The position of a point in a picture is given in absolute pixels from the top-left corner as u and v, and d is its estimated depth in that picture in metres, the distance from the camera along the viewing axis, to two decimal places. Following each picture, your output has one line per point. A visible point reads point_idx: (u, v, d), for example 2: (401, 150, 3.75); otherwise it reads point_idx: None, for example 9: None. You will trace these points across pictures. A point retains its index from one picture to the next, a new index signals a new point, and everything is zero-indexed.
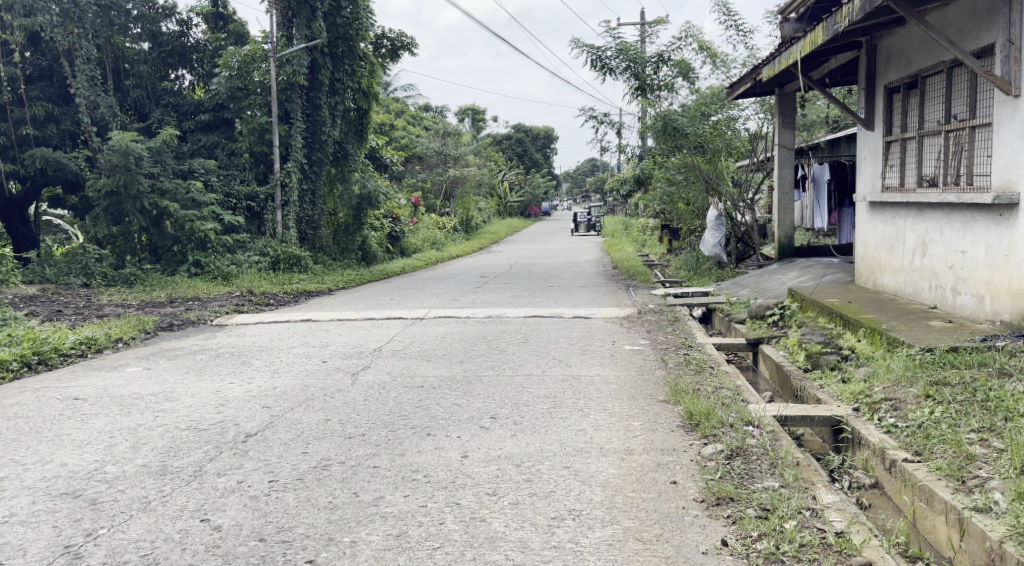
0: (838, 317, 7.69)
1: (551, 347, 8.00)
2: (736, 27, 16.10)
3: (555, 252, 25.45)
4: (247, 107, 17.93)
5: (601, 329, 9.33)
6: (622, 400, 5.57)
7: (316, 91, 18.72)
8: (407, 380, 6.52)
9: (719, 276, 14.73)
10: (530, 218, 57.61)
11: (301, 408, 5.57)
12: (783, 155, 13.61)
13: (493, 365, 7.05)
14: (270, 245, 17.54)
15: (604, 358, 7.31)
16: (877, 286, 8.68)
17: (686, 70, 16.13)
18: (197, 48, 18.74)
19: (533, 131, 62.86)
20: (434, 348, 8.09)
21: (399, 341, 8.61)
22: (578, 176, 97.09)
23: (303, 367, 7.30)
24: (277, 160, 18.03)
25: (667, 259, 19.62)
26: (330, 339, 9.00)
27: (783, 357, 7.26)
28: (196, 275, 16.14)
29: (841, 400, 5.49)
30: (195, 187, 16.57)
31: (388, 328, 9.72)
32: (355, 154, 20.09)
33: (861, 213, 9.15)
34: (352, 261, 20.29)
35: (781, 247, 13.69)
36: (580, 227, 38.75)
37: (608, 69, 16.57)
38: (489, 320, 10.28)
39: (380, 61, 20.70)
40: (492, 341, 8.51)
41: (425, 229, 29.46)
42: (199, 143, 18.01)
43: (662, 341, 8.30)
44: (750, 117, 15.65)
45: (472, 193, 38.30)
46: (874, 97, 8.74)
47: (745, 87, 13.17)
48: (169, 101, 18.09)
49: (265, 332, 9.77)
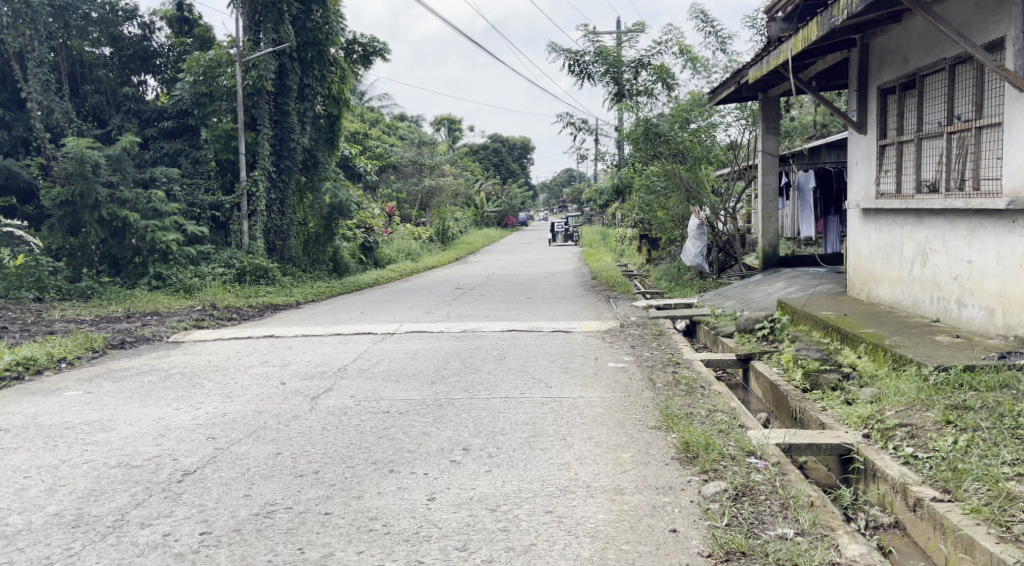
0: (834, 331, 7.21)
1: (529, 365, 7.45)
2: (716, 32, 15.75)
3: (533, 262, 24.92)
4: (212, 114, 17.33)
5: (582, 345, 8.80)
6: (609, 427, 5.04)
7: (285, 97, 18.16)
8: (372, 405, 5.95)
9: (701, 287, 14.27)
10: (508, 229, 57.06)
11: (251, 439, 4.98)
12: (767, 161, 13.21)
13: (466, 386, 6.49)
14: (235, 257, 16.90)
15: (586, 377, 6.77)
16: (871, 297, 8.24)
17: (666, 75, 15.73)
18: (161, 53, 18.10)
19: (509, 141, 62.43)
20: (404, 367, 7.52)
21: (366, 359, 8.03)
22: (555, 186, 96.83)
23: (258, 389, 6.70)
24: (244, 168, 17.38)
25: (647, 269, 19.17)
26: (292, 357, 8.39)
27: (778, 376, 6.76)
28: (157, 288, 15.46)
29: (849, 426, 4.99)
30: (156, 196, 15.91)
31: (356, 345, 9.12)
32: (326, 162, 19.49)
33: (853, 221, 8.72)
34: (323, 272, 19.61)
35: (766, 256, 13.26)
36: (558, 237, 38.33)
37: (585, 75, 16.12)
38: (463, 335, 9.72)
39: (351, 67, 20.10)
40: (466, 358, 7.96)
41: (399, 239, 28.85)
42: (160, 151, 17.45)
43: (647, 358, 7.78)
44: (730, 124, 15.29)
45: (448, 203, 37.76)
46: (866, 99, 8.30)
47: (727, 91, 12.75)
48: (131, 107, 17.31)
49: (223, 350, 9.15)
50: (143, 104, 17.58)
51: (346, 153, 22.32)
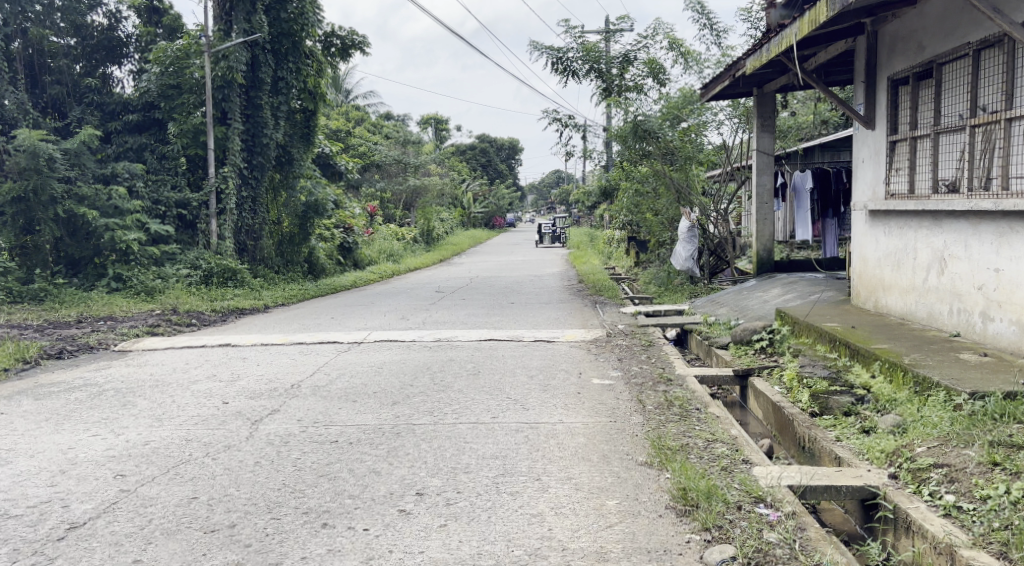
0: (842, 346, 6.49)
1: (504, 382, 6.68)
2: (709, 26, 15.04)
3: (518, 265, 24.11)
4: (179, 107, 16.49)
5: (564, 357, 8.03)
6: (591, 464, 4.30)
7: (257, 91, 17.33)
8: (321, 431, 5.17)
9: (692, 292, 13.56)
10: (495, 230, 56.26)
11: (167, 478, 4.20)
12: (762, 161, 12.48)
13: (431, 409, 5.71)
14: (202, 257, 16.05)
15: (568, 398, 6.00)
16: (879, 307, 7.55)
17: (656, 70, 15.01)
18: (128, 44, 17.20)
19: (497, 141, 61.65)
20: (365, 384, 6.74)
21: (325, 374, 7.25)
22: (543, 187, 96.18)
23: (195, 410, 5.91)
24: (212, 164, 16.55)
25: (635, 273, 18.45)
26: (243, 371, 7.59)
27: (781, 396, 6.04)
28: (117, 290, 14.60)
29: (870, 463, 4.25)
30: (118, 192, 15.07)
31: (316, 357, 8.32)
32: (301, 159, 18.64)
33: (859, 224, 8.01)
34: (298, 274, 18.76)
35: (760, 261, 12.57)
36: (545, 238, 37.62)
37: (570, 73, 15.38)
38: (436, 345, 8.94)
39: (329, 61, 19.28)
40: (436, 373, 7.18)
41: (381, 240, 28.01)
42: (125, 146, 16.39)
43: (637, 374, 7.03)
44: (723, 122, 14.58)
45: (434, 203, 36.94)
46: (875, 90, 7.59)
47: (721, 85, 12.06)
48: (94, 99, 16.31)
49: (171, 361, 8.33)
50: (106, 96, 16.59)
51: (325, 150, 21.48)
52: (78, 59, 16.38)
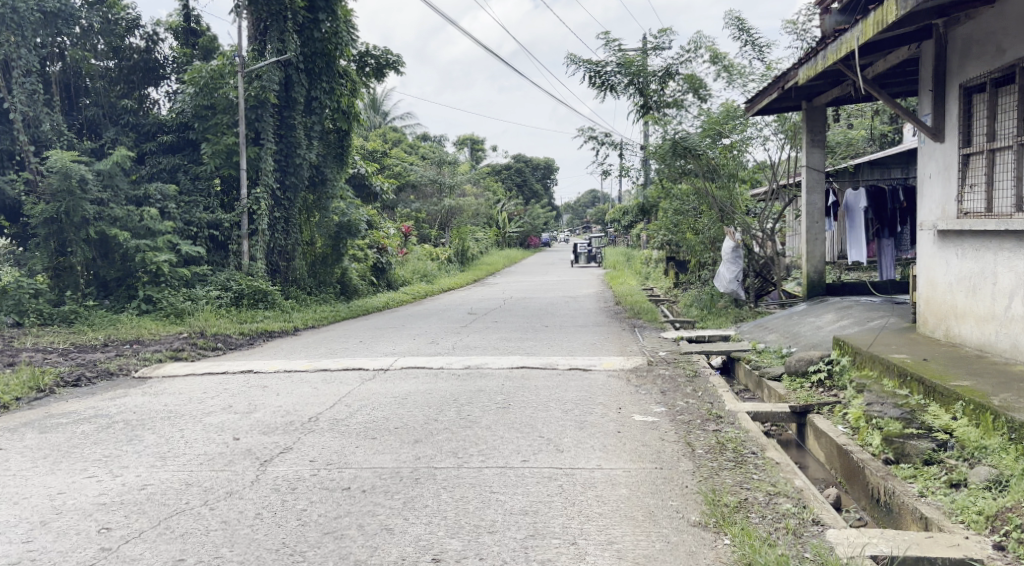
0: (914, 381, 5.87)
1: (537, 418, 6.13)
2: (752, 42, 14.41)
3: (554, 286, 23.56)
4: (213, 128, 16.30)
5: (602, 389, 7.44)
6: (635, 523, 3.77)
7: (290, 111, 17.13)
8: (333, 475, 4.67)
9: (737, 316, 12.91)
10: (531, 250, 55.82)
11: (155, 534, 3.73)
12: (812, 178, 11.86)
13: (456, 450, 5.18)
14: (233, 278, 15.76)
15: (608, 439, 5.43)
16: (950, 336, 6.90)
17: (697, 86, 14.42)
18: (165, 65, 17.07)
19: (533, 161, 61.38)
20: (388, 418, 6.25)
21: (347, 406, 6.78)
22: (579, 207, 95.69)
23: (203, 448, 5.46)
24: (245, 185, 16.32)
25: (675, 294, 17.80)
26: (261, 402, 7.14)
27: (847, 439, 5.43)
28: (147, 312, 14.34)
29: (965, 528, 3.69)
30: (150, 213, 14.85)
31: (339, 386, 7.85)
32: (334, 179, 18.39)
33: (925, 246, 7.38)
34: (330, 295, 18.45)
35: (811, 284, 11.90)
36: (581, 259, 37.10)
37: (608, 87, 14.87)
38: (465, 373, 8.41)
39: (363, 80, 19.06)
40: (464, 406, 6.67)
41: (415, 260, 27.67)
42: (158, 167, 16.22)
43: (683, 409, 6.43)
44: (768, 137, 13.95)
45: (469, 223, 36.63)
46: (945, 99, 7.01)
47: (768, 99, 11.47)
48: (129, 120, 16.14)
49: (189, 388, 7.92)
50: (141, 117, 16.44)
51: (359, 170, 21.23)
52: (116, 81, 16.26)
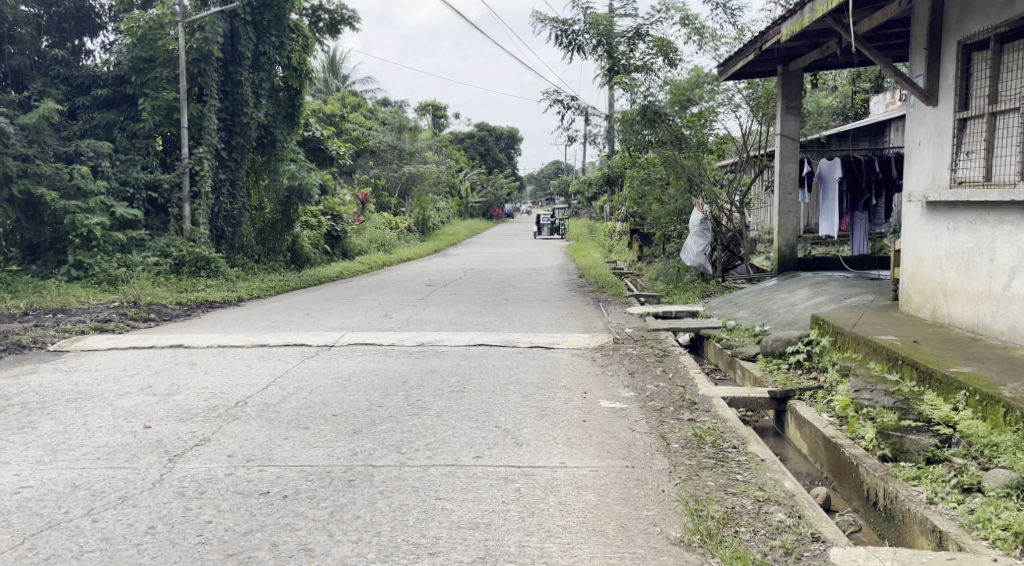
0: (905, 366, 5.35)
1: (493, 404, 5.50)
2: (724, 5, 13.75)
3: (516, 257, 22.89)
4: (152, 82, 15.32)
5: (565, 369, 6.84)
6: (604, 542, 3.20)
7: (236, 66, 16.09)
8: (251, 474, 3.99)
9: (704, 291, 12.40)
10: (493, 220, 55.04)
11: (13, 558, 3.06)
12: (786, 147, 11.33)
13: (398, 444, 4.53)
14: (173, 244, 14.84)
15: (571, 431, 4.82)
16: (937, 316, 6.42)
17: (668, 49, 13.75)
18: (102, 14, 15.94)
19: (497, 129, 60.28)
20: (326, 403, 5.56)
21: (281, 389, 6.08)
22: (542, 178, 94.89)
23: (106, 437, 4.73)
24: (186, 144, 15.32)
25: (639, 267, 17.27)
26: (186, 382, 6.39)
27: (835, 431, 4.89)
28: (77, 278, 13.39)
29: (994, 548, 3.20)
30: (81, 172, 13.83)
31: (276, 364, 7.12)
32: (284, 140, 17.41)
33: (912, 219, 6.84)
34: (280, 264, 17.56)
35: (782, 259, 11.41)
36: (543, 230, 36.46)
37: (575, 48, 14.14)
38: (416, 351, 7.73)
39: (316, 37, 18.05)
40: (413, 389, 6.01)
41: (373, 228, 26.75)
42: (91, 122, 15.01)
43: (653, 395, 5.84)
44: (739, 105, 13.35)
45: (430, 192, 35.72)
46: (940, 58, 6.47)
47: (744, 61, 10.85)
48: (59, 71, 14.96)
49: (108, 365, 7.13)
50: (73, 69, 15.27)
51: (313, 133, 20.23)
52: (47, 30, 15.09)
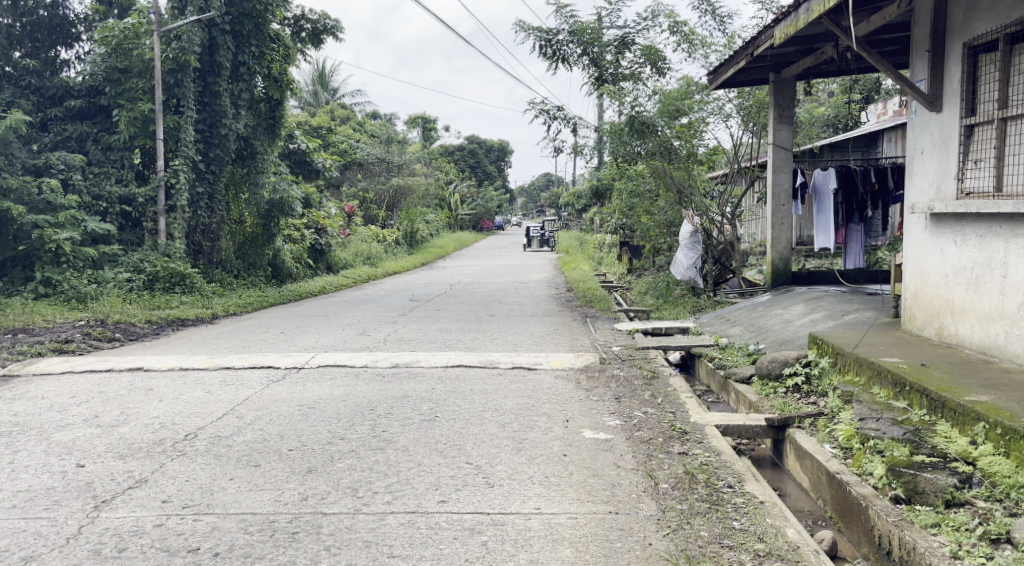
0: (914, 393, 4.91)
1: (466, 437, 5.03)
2: (714, 12, 13.37)
3: (504, 270, 22.44)
4: (127, 92, 14.78)
5: (548, 394, 6.37)
6: None
7: (214, 76, 15.62)
8: (184, 525, 3.54)
9: (696, 306, 11.96)
10: (483, 233, 54.58)
11: None
12: (779, 157, 10.93)
13: (355, 486, 4.06)
14: (147, 259, 14.31)
15: (549, 468, 4.35)
16: (943, 335, 6.00)
17: (656, 58, 13.36)
18: (76, 23, 15.44)
19: (487, 142, 59.87)
20: (284, 435, 5.09)
21: (238, 419, 5.60)
22: (533, 191, 94.65)
23: (29, 480, 4.24)
24: (161, 156, 14.83)
25: (629, 281, 16.83)
26: (137, 411, 5.90)
27: (840, 466, 4.43)
28: (44, 295, 12.86)
29: None
30: (50, 186, 13.33)
31: (238, 390, 6.64)
32: (265, 152, 16.92)
33: (914, 231, 6.43)
34: (259, 278, 17.00)
35: (776, 273, 11.00)
36: (533, 242, 36.07)
37: (560, 58, 13.71)
38: (390, 374, 7.24)
39: (298, 47, 17.63)
40: (380, 418, 5.53)
41: (359, 242, 26.23)
42: (63, 134, 14.53)
43: (642, 423, 5.38)
44: (730, 115, 12.96)
45: (419, 205, 35.26)
46: (944, 61, 6.08)
47: (735, 68, 10.45)
48: (30, 81, 14.45)
49: (57, 392, 6.63)
50: (46, 80, 14.75)
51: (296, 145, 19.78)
52: (19, 41, 14.56)
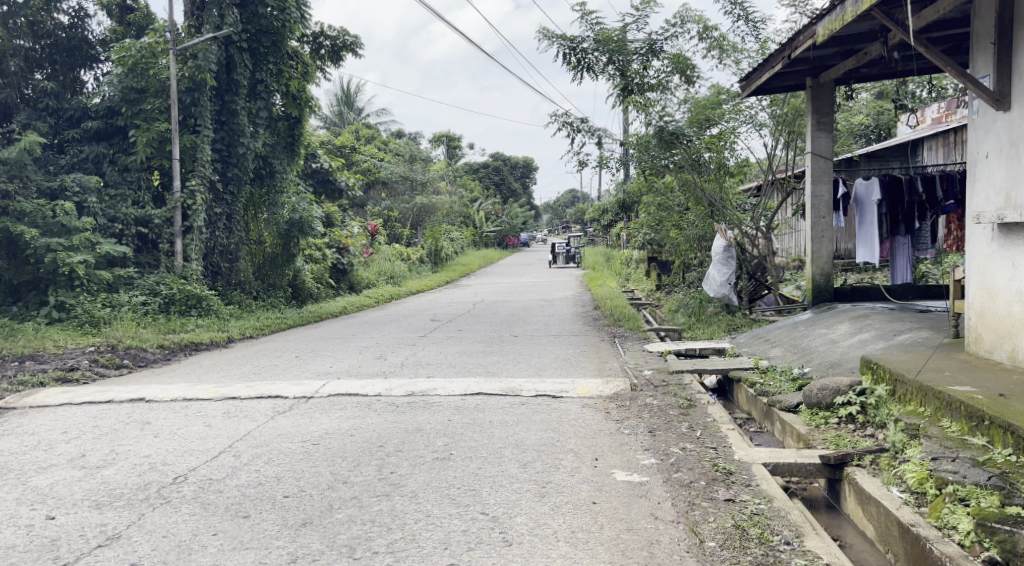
0: (995, 430, 4.35)
1: (484, 479, 4.50)
2: (746, 17, 12.81)
3: (529, 288, 21.88)
4: (144, 112, 14.48)
5: (575, 426, 5.82)
6: None
7: (231, 95, 15.31)
8: None
9: (731, 325, 11.33)
10: (509, 250, 54.12)
11: None
12: (817, 167, 10.30)
13: (353, 544, 3.61)
14: (163, 282, 13.98)
15: (578, 520, 3.83)
16: (1018, 359, 5.38)
17: (685, 66, 12.81)
18: (96, 44, 15.16)
19: (512, 158, 59.48)
20: (282, 478, 4.60)
21: (236, 458, 5.11)
22: (559, 207, 94.15)
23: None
24: (178, 177, 14.49)
25: (658, 298, 16.20)
26: (128, 450, 5.44)
27: (913, 516, 3.89)
28: (57, 320, 12.54)
29: None
30: (65, 208, 13.00)
31: (240, 424, 6.16)
32: (284, 171, 16.59)
33: (979, 245, 5.80)
34: (279, 299, 16.58)
35: (816, 289, 10.35)
36: (559, 259, 35.49)
37: (585, 67, 13.19)
38: (405, 404, 6.70)
39: (318, 64, 17.29)
40: (389, 456, 5.02)
41: (383, 260, 25.83)
42: (79, 156, 14.27)
43: (681, 462, 4.81)
44: (763, 124, 12.36)
45: (443, 222, 34.88)
46: (1012, 55, 5.52)
47: (770, 73, 9.87)
48: (48, 104, 14.19)
49: (48, 427, 6.20)
50: (63, 101, 14.51)
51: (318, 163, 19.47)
52: (38, 63, 14.33)
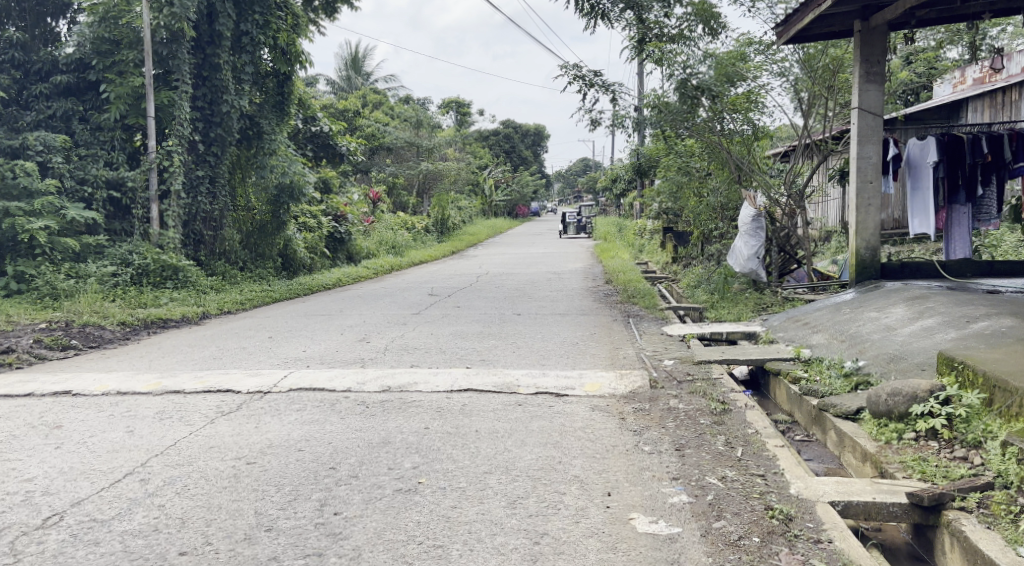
0: None
1: (456, 528, 3.33)
2: None
3: (538, 260, 20.58)
4: (116, 65, 13.01)
5: (581, 439, 4.63)
6: None
7: (214, 47, 13.90)
8: None
9: (761, 303, 10.08)
10: (518, 219, 52.73)
11: None
12: (866, 124, 8.87)
13: None
14: (136, 251, 12.76)
15: None
16: None
17: (711, 14, 11.41)
18: None
19: (524, 125, 57.70)
20: (187, 523, 3.41)
21: (140, 486, 3.92)
22: (571, 176, 92.37)
23: None
24: (152, 136, 13.04)
25: (676, 271, 14.88)
26: (14, 468, 4.27)
27: None
28: (15, 293, 11.36)
29: None
30: (26, 169, 11.68)
31: (168, 430, 4.98)
32: (273, 132, 15.05)
33: None
34: (268, 270, 15.44)
35: (861, 264, 9.04)
36: (569, 228, 34.19)
37: (599, 14, 11.81)
38: (376, 404, 5.51)
39: (310, 16, 15.88)
40: (337, 486, 3.84)
41: (385, 229, 24.54)
42: (46, 112, 12.71)
43: (722, 502, 3.62)
44: (797, 80, 11.00)
45: (450, 190, 33.48)
46: None
47: (816, 14, 8.46)
48: (13, 56, 12.62)
49: None
50: (31, 53, 12.93)
51: (324, 128, 17.59)
52: (7, 14, 12.70)
